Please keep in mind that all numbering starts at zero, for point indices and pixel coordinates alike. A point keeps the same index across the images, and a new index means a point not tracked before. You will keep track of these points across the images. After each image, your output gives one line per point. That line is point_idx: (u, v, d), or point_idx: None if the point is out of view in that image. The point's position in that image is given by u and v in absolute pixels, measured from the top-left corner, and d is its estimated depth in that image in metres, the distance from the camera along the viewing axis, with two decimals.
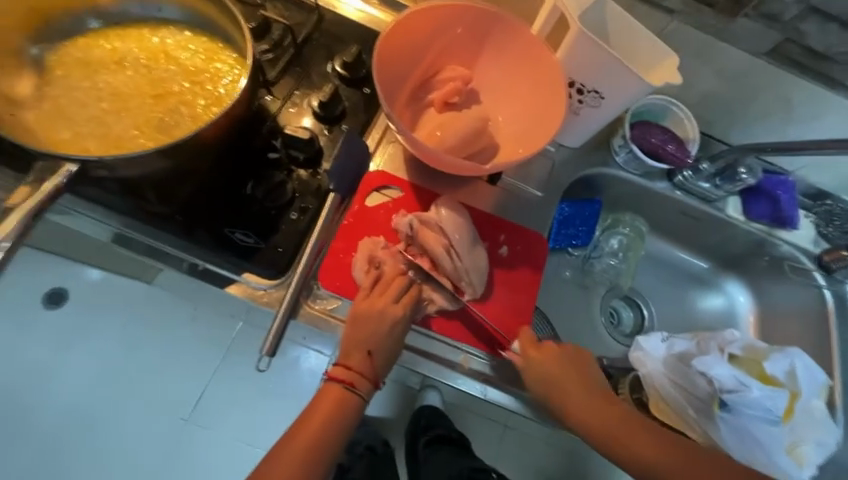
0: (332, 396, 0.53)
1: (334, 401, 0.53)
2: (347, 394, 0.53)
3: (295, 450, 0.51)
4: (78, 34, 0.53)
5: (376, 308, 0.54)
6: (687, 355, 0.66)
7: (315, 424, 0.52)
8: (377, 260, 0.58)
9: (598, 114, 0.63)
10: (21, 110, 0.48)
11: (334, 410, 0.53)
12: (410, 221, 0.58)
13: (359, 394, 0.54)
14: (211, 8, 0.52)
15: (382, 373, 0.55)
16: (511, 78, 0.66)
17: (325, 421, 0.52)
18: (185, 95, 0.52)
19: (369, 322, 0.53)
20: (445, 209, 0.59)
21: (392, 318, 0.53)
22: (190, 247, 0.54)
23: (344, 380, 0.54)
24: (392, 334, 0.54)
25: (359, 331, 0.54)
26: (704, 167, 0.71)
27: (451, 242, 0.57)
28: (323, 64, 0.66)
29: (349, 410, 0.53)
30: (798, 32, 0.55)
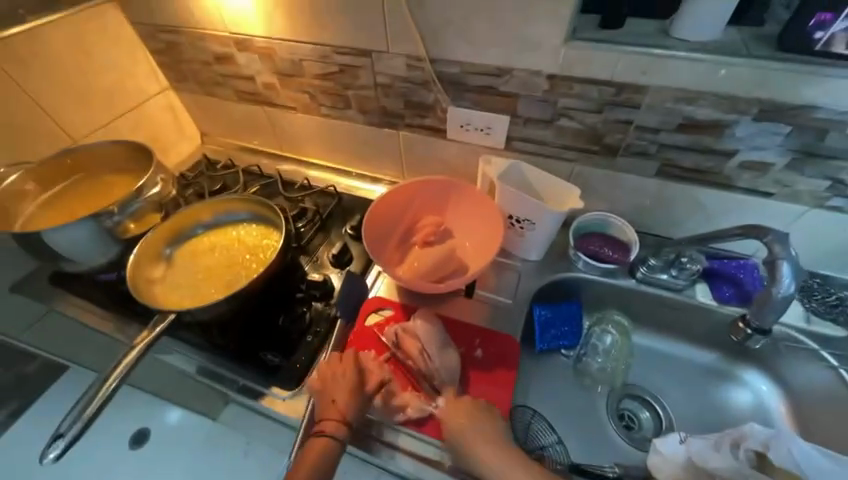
0: (313, 451, 0.58)
1: (315, 456, 0.58)
2: (326, 443, 0.59)
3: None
4: (189, 236, 0.86)
5: (334, 371, 0.67)
6: (705, 458, 0.63)
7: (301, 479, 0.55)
8: (367, 370, 0.69)
9: (537, 235, 0.81)
10: (151, 285, 0.76)
11: (319, 464, 0.57)
12: (395, 336, 0.74)
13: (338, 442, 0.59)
14: (266, 209, 0.86)
15: (349, 409, 0.62)
16: (470, 218, 0.90)
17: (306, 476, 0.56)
18: (246, 262, 0.81)
19: (345, 383, 0.65)
20: (420, 320, 0.74)
21: (346, 370, 0.67)
22: (239, 370, 0.74)
23: (323, 430, 0.60)
24: (350, 386, 0.65)
25: (329, 390, 0.64)
26: (652, 262, 0.81)
27: (425, 348, 0.71)
28: (340, 228, 0.97)
29: (330, 458, 0.58)
30: (668, 158, 0.72)
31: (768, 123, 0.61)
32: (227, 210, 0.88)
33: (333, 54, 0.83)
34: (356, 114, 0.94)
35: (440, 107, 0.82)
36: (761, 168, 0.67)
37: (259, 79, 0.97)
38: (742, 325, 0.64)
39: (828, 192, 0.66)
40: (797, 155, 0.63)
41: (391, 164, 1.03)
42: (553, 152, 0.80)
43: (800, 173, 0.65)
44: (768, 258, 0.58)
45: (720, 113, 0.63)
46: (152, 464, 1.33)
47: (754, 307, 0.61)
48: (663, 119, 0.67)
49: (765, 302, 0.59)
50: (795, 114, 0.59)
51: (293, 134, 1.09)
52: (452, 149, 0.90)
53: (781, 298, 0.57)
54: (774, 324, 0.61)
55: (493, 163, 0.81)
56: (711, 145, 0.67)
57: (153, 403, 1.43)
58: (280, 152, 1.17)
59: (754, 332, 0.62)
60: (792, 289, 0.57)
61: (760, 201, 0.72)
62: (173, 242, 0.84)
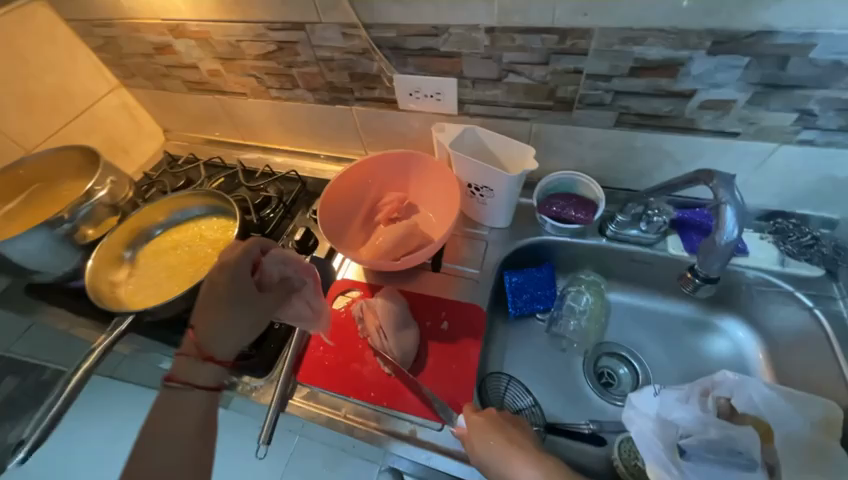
0: (171, 397, 0.58)
1: (173, 401, 0.57)
2: (189, 380, 0.59)
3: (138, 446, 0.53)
4: (149, 239, 0.86)
5: (222, 268, 0.62)
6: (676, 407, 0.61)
7: (161, 423, 0.55)
8: (286, 274, 0.68)
9: (497, 201, 0.79)
10: (116, 289, 0.77)
11: (180, 408, 0.57)
12: (361, 312, 0.75)
13: (195, 388, 0.59)
14: (223, 201, 0.84)
15: (228, 319, 0.62)
16: (433, 189, 0.87)
17: (170, 423, 0.55)
18: (209, 257, 0.81)
19: (221, 307, 0.62)
20: (382, 298, 0.74)
21: (235, 269, 0.63)
22: None
23: (185, 369, 0.60)
24: (218, 301, 0.62)
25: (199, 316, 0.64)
26: (620, 218, 0.78)
27: (382, 326, 0.71)
28: (305, 213, 0.95)
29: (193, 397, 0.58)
30: (626, 106, 0.68)
31: (725, 56, 0.56)
32: (186, 207, 0.87)
33: (267, 30, 0.78)
34: (305, 93, 0.90)
35: (385, 76, 0.78)
36: (723, 107, 0.63)
37: (202, 66, 0.93)
38: (690, 275, 0.62)
39: (796, 125, 0.62)
40: (760, 89, 0.59)
41: (351, 142, 1.00)
42: (508, 112, 0.76)
43: (764, 107, 0.61)
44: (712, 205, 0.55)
45: (672, 51, 0.58)
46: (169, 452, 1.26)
47: (698, 253, 0.59)
48: (613, 65, 0.62)
49: (710, 250, 0.56)
50: (751, 43, 0.54)
51: (249, 120, 1.05)
52: (407, 121, 0.87)
53: (724, 244, 0.54)
54: (720, 271, 0.58)
55: (446, 130, 0.78)
56: (668, 88, 0.63)
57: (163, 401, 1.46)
58: (242, 141, 1.14)
59: (701, 282, 0.60)
60: (736, 233, 0.53)
61: (727, 142, 0.67)
62: (133, 246, 0.84)
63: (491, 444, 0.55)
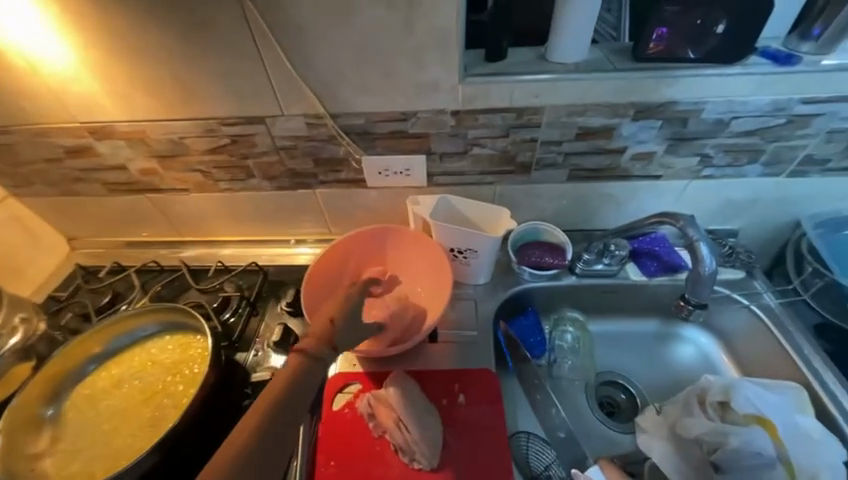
0: (298, 366, 0.48)
1: (298, 372, 0.47)
2: (315, 361, 0.49)
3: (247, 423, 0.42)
4: (79, 380, 0.69)
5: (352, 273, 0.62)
6: (679, 421, 0.69)
7: (278, 401, 0.44)
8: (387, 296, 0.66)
9: (481, 261, 0.82)
10: (40, 463, 0.59)
11: (299, 387, 0.46)
12: (370, 407, 0.68)
13: (327, 366, 0.50)
14: (177, 315, 0.72)
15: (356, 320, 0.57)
16: (412, 259, 0.87)
17: (289, 398, 0.45)
18: (169, 387, 0.67)
19: (351, 303, 0.57)
20: (392, 387, 0.70)
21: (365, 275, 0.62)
22: None
23: (305, 346, 0.50)
24: (357, 296, 0.58)
25: (336, 301, 0.57)
26: (587, 256, 0.87)
27: (401, 418, 0.66)
28: (275, 307, 0.86)
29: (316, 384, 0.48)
30: (575, 164, 0.79)
31: (644, 121, 0.71)
32: (126, 331, 0.72)
33: (220, 125, 0.74)
34: (263, 182, 0.86)
35: (353, 159, 0.79)
36: (648, 157, 0.77)
37: (132, 166, 0.83)
38: (684, 303, 0.70)
39: (700, 165, 0.78)
40: (672, 142, 0.74)
41: (313, 223, 0.96)
42: (475, 179, 0.82)
43: (677, 155, 0.76)
44: (686, 243, 0.66)
45: (606, 119, 0.70)
46: None
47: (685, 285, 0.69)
48: (562, 133, 0.73)
49: (697, 281, 0.67)
50: (662, 110, 0.69)
51: (190, 215, 0.94)
52: (377, 196, 0.87)
53: (708, 274, 0.65)
54: (709, 297, 0.68)
55: (422, 203, 0.81)
56: (606, 147, 0.75)
57: None
58: (179, 238, 1.01)
59: (695, 307, 0.69)
60: (714, 265, 0.65)
61: (654, 183, 0.82)
62: (56, 396, 0.67)
63: None
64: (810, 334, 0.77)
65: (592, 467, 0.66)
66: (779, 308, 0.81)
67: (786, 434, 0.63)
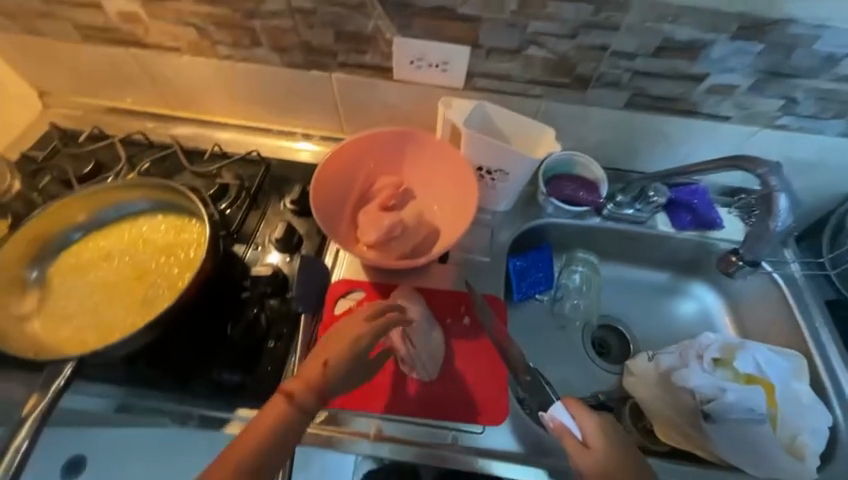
0: (271, 412, 0.51)
1: (273, 416, 0.51)
2: (289, 413, 0.51)
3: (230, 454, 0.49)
4: (63, 248, 0.63)
5: (357, 317, 0.60)
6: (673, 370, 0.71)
7: (254, 436, 0.49)
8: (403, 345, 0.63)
9: (509, 185, 0.75)
10: (27, 323, 0.56)
11: (274, 429, 0.50)
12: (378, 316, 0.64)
13: (303, 415, 0.52)
14: (170, 194, 0.65)
15: (347, 376, 0.55)
16: (431, 173, 0.78)
17: (261, 437, 0.49)
18: (162, 268, 0.62)
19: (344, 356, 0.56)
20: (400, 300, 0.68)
21: (371, 325, 0.59)
22: (190, 401, 0.59)
23: (287, 390, 0.53)
24: (360, 356, 0.56)
25: (340, 348, 0.56)
26: (620, 198, 0.81)
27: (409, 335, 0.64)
28: (277, 203, 0.79)
29: (288, 430, 0.51)
30: (640, 88, 0.67)
31: (743, 42, 0.58)
32: (111, 203, 0.65)
33: None
34: (271, 54, 0.72)
35: (382, 39, 0.66)
36: (727, 92, 0.66)
37: (110, 6, 0.68)
38: (735, 260, 0.71)
39: (780, 111, 0.68)
40: (762, 75, 0.63)
41: (324, 116, 0.84)
42: (520, 88, 0.71)
43: (760, 94, 0.65)
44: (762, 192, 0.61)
45: (699, 32, 0.58)
46: None
47: (748, 241, 0.66)
48: (641, 43, 0.61)
49: (762, 236, 0.64)
50: (770, 30, 0.56)
51: (183, 84, 0.81)
52: (402, 93, 0.76)
53: (778, 230, 0.62)
54: (764, 258, 0.68)
55: (455, 107, 0.70)
56: (684, 70, 0.64)
57: None
58: (170, 112, 0.89)
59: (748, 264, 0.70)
60: (786, 221, 0.61)
61: (719, 125, 0.72)
62: (38, 258, 0.62)
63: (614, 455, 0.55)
64: (824, 308, 0.76)
65: (555, 403, 0.59)
66: (801, 279, 0.78)
67: (779, 396, 0.66)
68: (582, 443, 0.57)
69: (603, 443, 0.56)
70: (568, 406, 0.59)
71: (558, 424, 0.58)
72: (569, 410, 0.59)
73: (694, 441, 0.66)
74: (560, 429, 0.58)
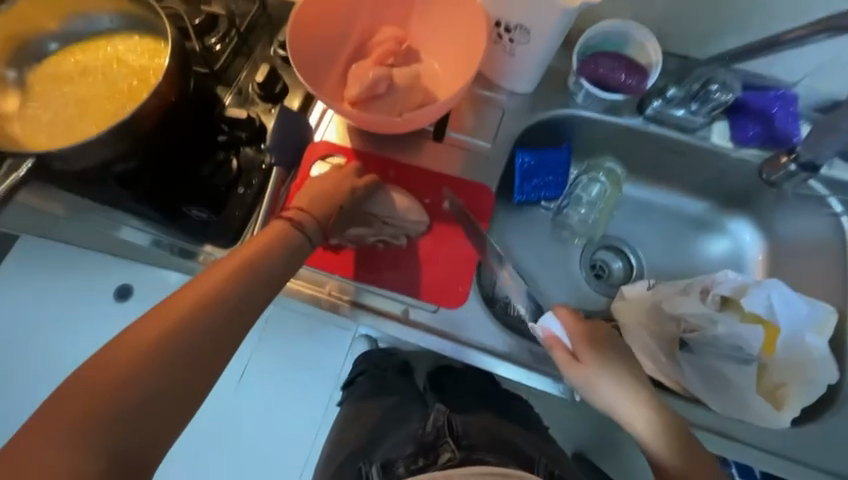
0: (272, 232, 0.49)
1: (272, 234, 0.49)
2: (292, 231, 0.50)
3: (160, 320, 0.39)
4: (42, 55, 0.62)
5: (340, 173, 0.59)
6: (666, 301, 0.63)
7: (245, 255, 0.46)
8: (383, 230, 0.61)
9: (531, 52, 0.61)
10: (7, 122, 0.58)
11: (275, 247, 0.48)
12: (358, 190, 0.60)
13: (304, 232, 0.51)
14: (143, 9, 0.60)
15: (336, 225, 0.58)
16: (443, 30, 0.65)
17: (261, 253, 0.47)
18: (133, 91, 0.59)
19: (342, 198, 0.57)
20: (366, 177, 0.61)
21: (359, 182, 0.59)
22: (163, 226, 0.63)
23: (284, 217, 0.52)
24: (352, 208, 0.58)
25: (340, 190, 0.57)
26: (672, 93, 0.64)
27: (385, 218, 0.60)
28: (267, 48, 0.71)
29: (290, 248, 0.49)
30: None
31: None
32: (87, 16, 0.62)
33: None
34: None
35: None
36: None
37: None
38: (786, 162, 0.64)
39: None
40: None
41: None
42: None
43: None
44: None
45: None
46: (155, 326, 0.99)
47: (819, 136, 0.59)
48: None
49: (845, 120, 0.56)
50: None
51: None
52: None
53: None
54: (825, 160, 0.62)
55: None
56: None
57: (70, 298, 1.00)
58: None
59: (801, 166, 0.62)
60: None
61: None
62: (18, 61, 0.61)
63: (612, 383, 0.51)
64: None
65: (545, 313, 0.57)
66: None
67: (779, 343, 0.60)
68: (573, 355, 0.54)
69: (597, 355, 0.53)
70: (556, 316, 0.56)
71: (548, 335, 0.56)
72: (558, 317, 0.55)
73: (668, 372, 0.59)
74: (553, 338, 0.55)
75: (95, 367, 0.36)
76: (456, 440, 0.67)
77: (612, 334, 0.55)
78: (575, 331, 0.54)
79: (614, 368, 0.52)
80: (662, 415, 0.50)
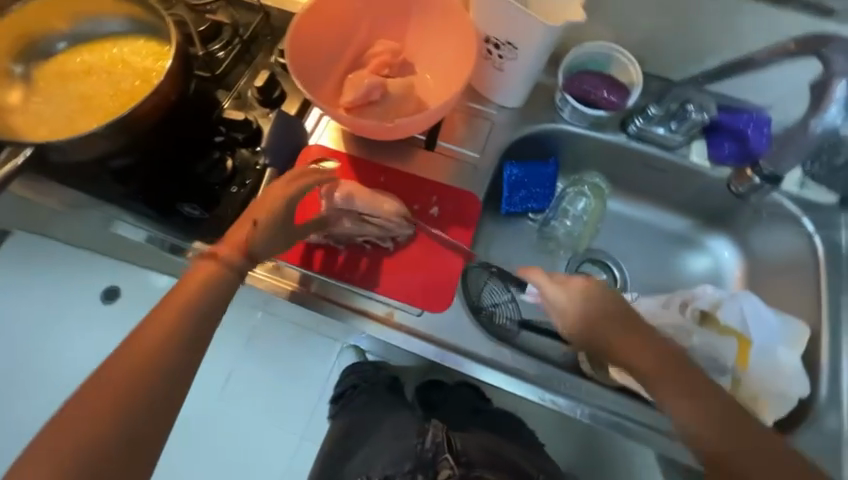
0: (198, 274, 0.48)
1: (200, 277, 0.48)
2: (219, 270, 0.49)
3: (110, 378, 0.41)
4: (49, 54, 0.64)
5: (279, 187, 0.54)
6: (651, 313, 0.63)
7: (180, 299, 0.46)
8: (364, 229, 0.62)
9: (517, 67, 0.64)
10: (9, 115, 0.59)
11: (203, 288, 0.47)
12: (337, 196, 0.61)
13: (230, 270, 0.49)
14: (150, 14, 0.62)
15: (265, 245, 0.52)
16: (437, 46, 0.68)
17: (193, 296, 0.47)
18: (134, 91, 0.61)
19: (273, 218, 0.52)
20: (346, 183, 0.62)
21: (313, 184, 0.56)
22: (153, 222, 0.63)
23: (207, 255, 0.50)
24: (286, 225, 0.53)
25: (272, 209, 0.52)
26: (652, 111, 0.68)
27: (365, 213, 0.61)
28: (267, 57, 0.74)
29: (220, 288, 0.48)
30: None
31: None
32: (97, 19, 0.65)
33: None
34: None
35: None
36: None
37: None
38: (751, 174, 0.66)
39: None
40: None
41: None
42: None
43: None
44: (821, 80, 0.55)
45: None
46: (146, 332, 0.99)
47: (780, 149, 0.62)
48: None
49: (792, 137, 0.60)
50: None
51: None
52: None
53: (818, 131, 0.57)
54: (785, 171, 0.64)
55: None
56: None
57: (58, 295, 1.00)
58: None
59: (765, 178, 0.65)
60: (834, 120, 0.56)
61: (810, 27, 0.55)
62: (26, 57, 0.63)
63: (596, 326, 0.54)
64: None
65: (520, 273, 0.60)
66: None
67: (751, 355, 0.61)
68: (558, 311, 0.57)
69: (576, 305, 0.55)
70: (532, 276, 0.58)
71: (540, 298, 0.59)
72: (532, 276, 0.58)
73: None
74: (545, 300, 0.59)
75: (59, 430, 0.39)
76: (456, 456, 0.61)
77: (599, 287, 0.56)
78: (555, 282, 0.57)
79: (595, 310, 0.54)
80: (659, 356, 0.50)
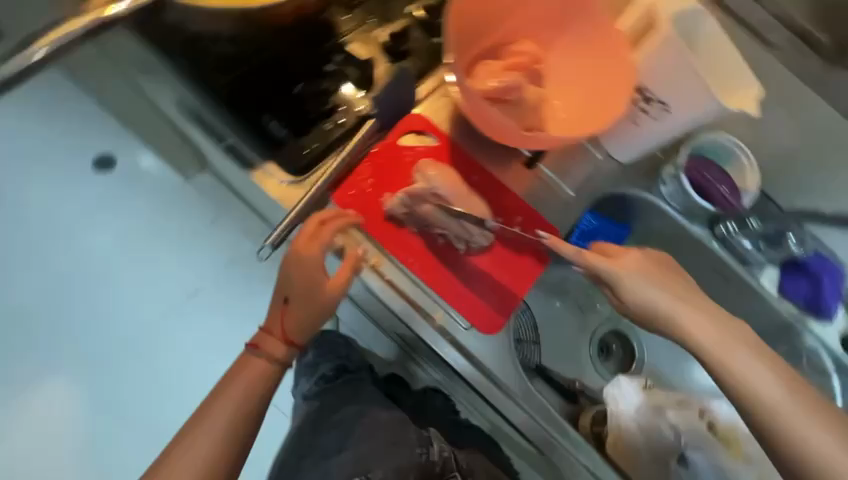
0: (247, 371, 0.57)
1: (250, 371, 0.57)
2: (266, 364, 0.58)
3: (197, 445, 0.53)
4: None
5: (312, 241, 0.56)
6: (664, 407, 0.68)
7: (236, 391, 0.56)
8: (442, 227, 0.58)
9: (657, 127, 0.62)
10: None
11: (250, 381, 0.56)
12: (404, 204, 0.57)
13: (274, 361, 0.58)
14: None
15: (296, 323, 0.58)
16: (581, 69, 0.64)
17: (242, 391, 0.56)
18: None
19: (306, 299, 0.57)
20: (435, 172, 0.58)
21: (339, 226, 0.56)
22: (233, 125, 0.57)
23: (253, 343, 0.58)
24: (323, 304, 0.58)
25: (310, 292, 0.57)
26: (752, 223, 0.70)
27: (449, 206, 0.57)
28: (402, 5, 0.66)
29: (264, 383, 0.57)
30: None
31: None
32: None
33: None
34: None
35: None
36: None
37: None
38: None
39: None
40: None
41: None
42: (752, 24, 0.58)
43: None
44: None
45: None
46: (148, 223, 0.93)
47: None
48: None
49: None
50: None
51: None
52: None
53: None
54: None
55: None
56: None
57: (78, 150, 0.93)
58: None
59: None
60: None
61: None
62: None
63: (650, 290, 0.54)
64: None
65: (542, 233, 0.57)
66: None
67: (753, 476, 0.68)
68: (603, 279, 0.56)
69: (632, 272, 0.55)
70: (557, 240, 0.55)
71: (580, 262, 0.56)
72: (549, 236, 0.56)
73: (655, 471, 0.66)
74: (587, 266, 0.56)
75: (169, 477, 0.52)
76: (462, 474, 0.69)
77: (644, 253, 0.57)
78: (607, 247, 0.57)
79: (649, 271, 0.55)
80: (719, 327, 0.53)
